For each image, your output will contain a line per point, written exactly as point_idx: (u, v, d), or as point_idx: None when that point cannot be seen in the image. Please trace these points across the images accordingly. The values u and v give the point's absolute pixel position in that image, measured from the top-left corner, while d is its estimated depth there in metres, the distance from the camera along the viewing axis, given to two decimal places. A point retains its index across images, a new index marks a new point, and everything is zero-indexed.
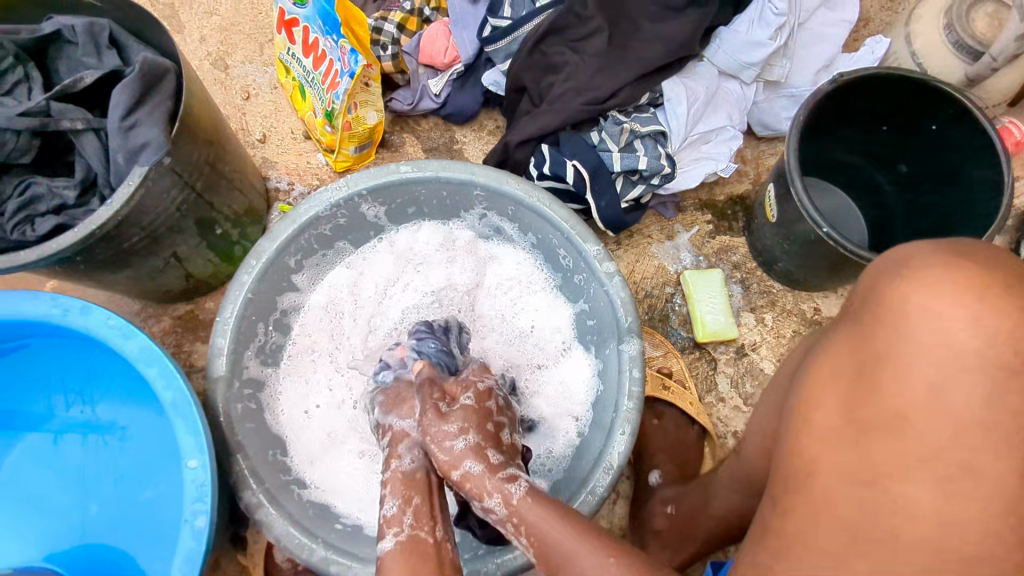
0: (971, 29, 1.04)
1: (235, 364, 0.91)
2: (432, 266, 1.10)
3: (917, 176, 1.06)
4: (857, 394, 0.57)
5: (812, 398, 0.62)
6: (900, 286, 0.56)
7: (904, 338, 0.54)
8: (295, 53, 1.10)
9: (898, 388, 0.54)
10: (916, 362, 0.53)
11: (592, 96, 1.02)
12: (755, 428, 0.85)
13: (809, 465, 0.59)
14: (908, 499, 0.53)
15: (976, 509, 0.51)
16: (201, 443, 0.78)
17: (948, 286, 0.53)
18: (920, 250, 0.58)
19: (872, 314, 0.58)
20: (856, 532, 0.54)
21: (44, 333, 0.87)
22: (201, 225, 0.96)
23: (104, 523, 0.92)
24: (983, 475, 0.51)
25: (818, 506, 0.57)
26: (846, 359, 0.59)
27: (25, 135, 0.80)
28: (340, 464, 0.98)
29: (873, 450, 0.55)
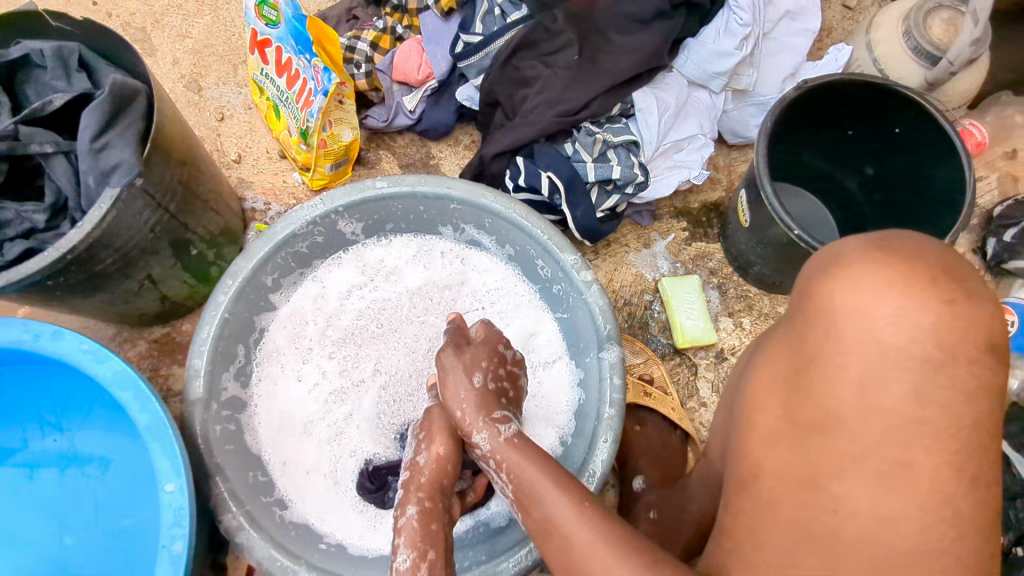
0: (928, 35, 1.07)
1: (212, 386, 0.91)
2: (410, 276, 1.10)
3: (883, 179, 1.09)
4: (795, 392, 0.58)
5: (755, 400, 0.63)
6: (829, 285, 0.56)
7: (835, 339, 0.55)
8: (268, 72, 1.10)
9: (833, 387, 0.54)
10: (849, 361, 0.54)
11: (564, 109, 1.04)
12: (715, 430, 0.82)
13: (754, 466, 0.60)
14: (845, 497, 0.54)
15: (913, 505, 0.52)
16: (177, 467, 0.77)
17: (873, 281, 0.54)
18: (849, 247, 0.58)
19: (804, 312, 0.58)
20: (805, 531, 0.55)
21: (17, 359, 0.86)
22: (175, 246, 0.96)
23: (81, 554, 0.90)
24: (915, 470, 0.52)
25: (762, 507, 0.59)
26: (784, 359, 0.60)
27: None
28: (321, 485, 0.97)
29: (815, 451, 0.56)
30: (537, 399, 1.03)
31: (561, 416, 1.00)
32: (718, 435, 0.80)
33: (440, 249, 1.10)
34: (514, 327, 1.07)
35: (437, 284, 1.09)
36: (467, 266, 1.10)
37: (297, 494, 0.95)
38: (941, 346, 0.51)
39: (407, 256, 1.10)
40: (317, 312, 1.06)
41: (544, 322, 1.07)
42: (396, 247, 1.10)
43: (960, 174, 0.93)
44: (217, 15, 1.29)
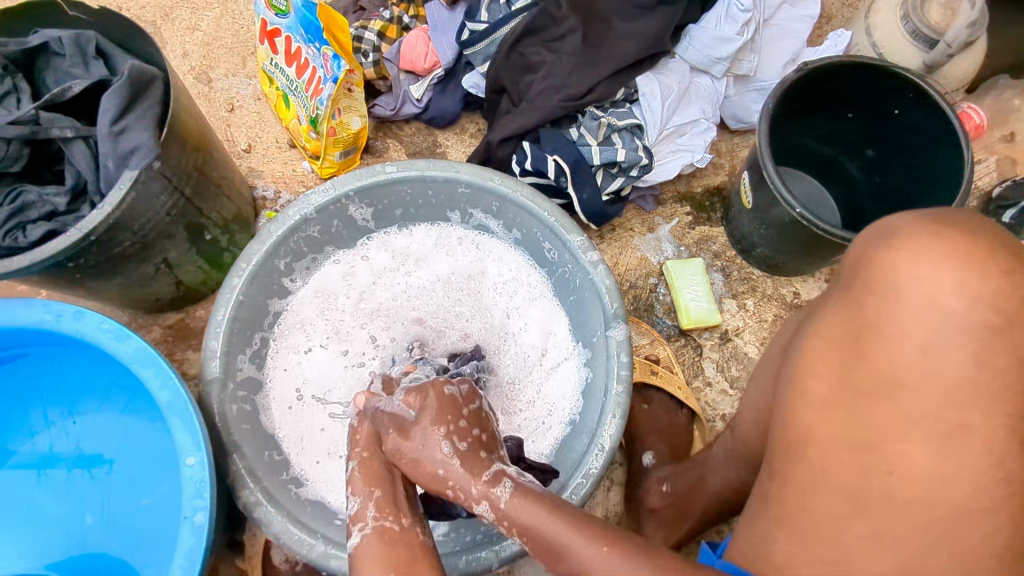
0: (926, 19, 1.08)
1: (228, 366, 0.93)
2: (428, 263, 1.13)
3: (884, 160, 1.11)
4: (850, 356, 0.59)
5: (806, 365, 0.63)
6: (888, 255, 0.59)
7: (897, 305, 0.57)
8: (278, 62, 1.13)
9: (891, 350, 0.56)
10: (908, 324, 0.56)
11: (570, 94, 1.05)
12: (749, 406, 0.82)
13: (804, 433, 0.61)
14: (901, 459, 0.55)
15: (967, 467, 0.54)
16: (198, 441, 0.79)
17: (931, 252, 0.56)
18: (904, 223, 0.60)
19: (861, 282, 0.60)
20: (855, 495, 0.57)
21: (40, 341, 0.88)
22: (190, 230, 0.98)
23: (103, 532, 0.92)
24: (972, 431, 0.54)
25: (814, 475, 0.59)
26: (839, 324, 0.61)
27: (15, 143, 0.82)
28: (339, 467, 0.99)
29: (867, 413, 0.57)
30: (549, 387, 1.05)
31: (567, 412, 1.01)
32: (750, 404, 0.81)
33: (460, 238, 1.13)
34: (529, 314, 1.10)
35: (458, 270, 1.13)
36: (485, 254, 1.13)
37: (312, 472, 0.98)
38: (1000, 312, 0.54)
39: (428, 245, 1.13)
40: (337, 296, 1.10)
41: (557, 308, 1.09)
42: (416, 235, 1.13)
43: (959, 152, 0.95)
44: (225, 8, 1.31)
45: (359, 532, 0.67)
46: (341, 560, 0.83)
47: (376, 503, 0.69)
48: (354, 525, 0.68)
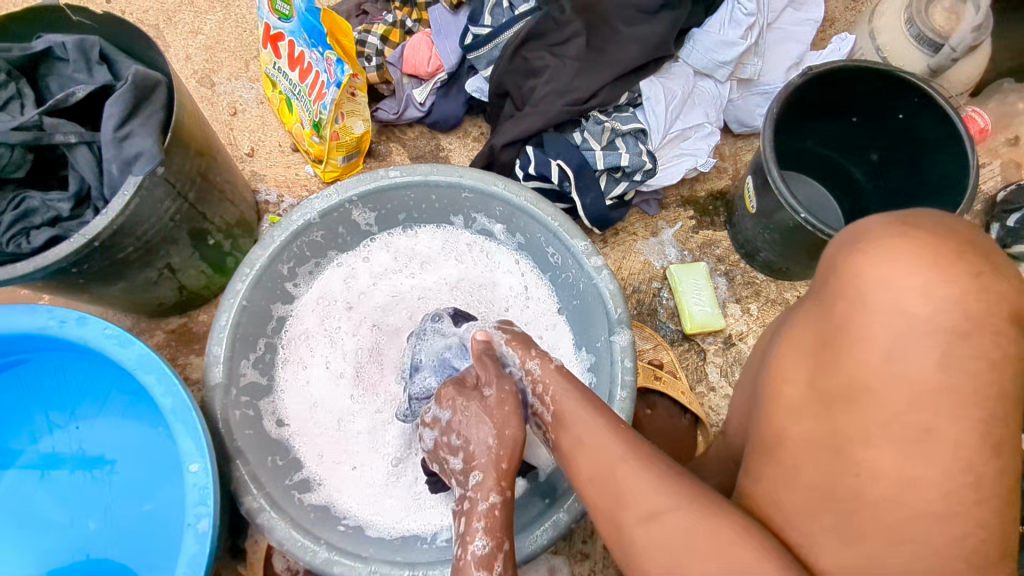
0: (931, 23, 1.08)
1: (231, 372, 0.93)
2: (434, 267, 1.13)
3: (889, 164, 1.10)
4: (823, 363, 0.57)
5: (781, 372, 0.62)
6: (856, 259, 0.56)
7: (865, 311, 0.55)
8: (281, 67, 1.13)
9: (860, 355, 0.55)
10: (876, 330, 0.54)
11: (573, 98, 1.05)
12: (735, 408, 0.82)
13: (778, 434, 0.60)
14: (870, 463, 0.54)
15: (936, 469, 0.51)
16: (202, 448, 0.79)
17: (898, 255, 0.54)
18: (873, 225, 0.58)
19: (832, 287, 0.58)
20: (829, 494, 0.55)
21: (42, 346, 0.88)
22: (194, 235, 0.97)
23: (105, 537, 0.92)
24: (939, 436, 0.52)
25: (788, 475, 0.59)
26: (811, 331, 0.60)
27: (19, 149, 0.81)
28: (344, 476, 0.99)
29: (838, 416, 0.56)
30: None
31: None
32: (736, 406, 0.82)
33: (467, 243, 1.13)
34: (535, 322, 1.09)
35: (467, 275, 1.13)
36: (493, 259, 1.13)
37: (318, 476, 0.98)
38: (969, 317, 0.52)
39: (436, 249, 1.14)
40: (340, 300, 1.09)
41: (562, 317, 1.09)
42: (422, 238, 1.13)
43: (963, 157, 0.95)
44: (228, 12, 1.31)
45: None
46: (345, 567, 0.83)
47: (504, 557, 0.65)
48: (478, 572, 0.64)
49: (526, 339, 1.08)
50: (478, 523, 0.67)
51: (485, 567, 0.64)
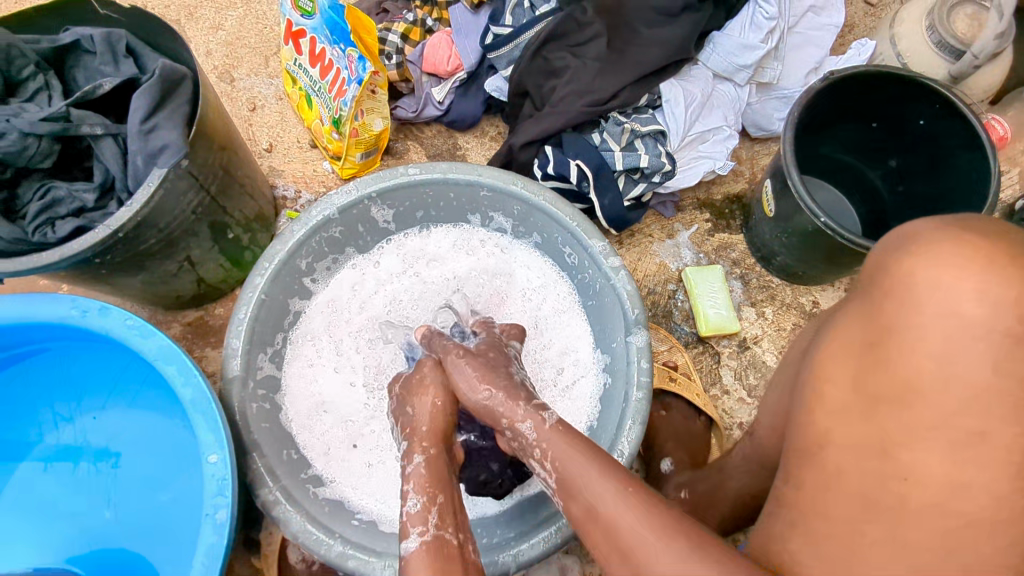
0: (952, 29, 1.09)
1: (249, 365, 0.93)
2: (447, 266, 1.13)
3: (907, 170, 1.10)
4: (868, 363, 0.58)
5: (824, 371, 0.63)
6: (908, 260, 0.58)
7: (917, 311, 0.56)
8: (302, 63, 1.14)
9: (909, 354, 0.56)
10: (927, 329, 0.55)
11: (593, 99, 1.05)
12: (767, 412, 0.81)
13: (821, 436, 0.61)
14: (917, 465, 0.54)
15: (984, 474, 0.53)
16: (220, 439, 0.79)
17: (949, 258, 0.57)
18: (921, 227, 0.61)
19: (881, 287, 0.60)
20: (870, 501, 0.56)
21: (65, 335, 0.89)
22: (213, 229, 0.98)
23: (122, 526, 0.93)
24: (991, 439, 0.53)
25: (829, 479, 0.59)
26: (857, 330, 0.61)
27: (46, 140, 0.82)
28: (355, 476, 0.99)
29: (885, 418, 0.56)
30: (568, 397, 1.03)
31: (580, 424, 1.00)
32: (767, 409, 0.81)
33: (482, 240, 1.13)
34: (549, 326, 1.09)
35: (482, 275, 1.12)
36: (508, 260, 1.12)
37: (331, 472, 0.98)
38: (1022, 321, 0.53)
39: (450, 248, 1.13)
40: (351, 298, 1.10)
41: (579, 322, 1.08)
42: (436, 237, 1.13)
43: (984, 162, 0.95)
44: (249, 8, 1.32)
45: (417, 541, 0.64)
46: (358, 561, 0.83)
47: (438, 510, 0.67)
48: (413, 529, 0.65)
49: (539, 344, 1.08)
50: (407, 485, 0.69)
51: (418, 522, 0.65)
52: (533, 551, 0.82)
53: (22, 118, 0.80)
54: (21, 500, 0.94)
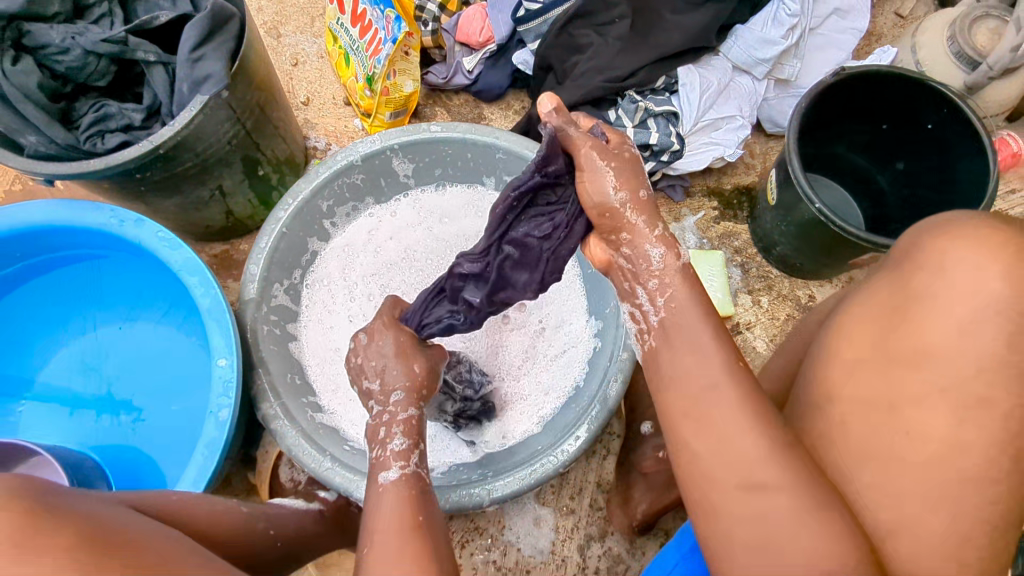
0: (972, 41, 1.12)
1: (264, 290, 1.00)
2: (457, 223, 1.18)
3: (913, 173, 1.12)
4: (888, 328, 0.59)
5: (841, 334, 0.63)
6: (942, 238, 0.57)
7: (944, 284, 0.56)
8: (344, 22, 1.21)
9: (928, 325, 0.56)
10: (947, 303, 0.55)
11: (612, 75, 1.11)
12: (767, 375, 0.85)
13: (830, 390, 0.62)
14: (919, 423, 0.55)
15: (984, 438, 0.53)
16: (230, 345, 0.87)
17: (982, 237, 0.55)
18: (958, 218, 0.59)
19: (912, 259, 0.59)
20: (868, 453, 0.57)
21: (103, 243, 0.97)
22: (246, 163, 1.05)
23: (135, 425, 1.00)
24: (993, 406, 0.53)
25: (834, 431, 0.60)
26: (882, 296, 0.61)
27: (104, 60, 0.91)
28: (353, 411, 1.05)
29: (893, 377, 0.57)
30: (540, 378, 1.05)
31: (544, 409, 1.02)
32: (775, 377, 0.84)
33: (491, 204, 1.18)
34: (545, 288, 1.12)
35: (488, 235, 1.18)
36: None
37: (334, 402, 1.05)
38: None
39: (463, 206, 1.19)
40: (365, 244, 1.16)
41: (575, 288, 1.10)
42: (450, 195, 1.19)
43: (984, 168, 0.98)
44: None
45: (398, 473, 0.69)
46: (344, 479, 0.89)
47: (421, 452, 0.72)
48: (395, 463, 0.70)
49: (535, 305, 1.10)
50: (396, 428, 0.73)
51: (402, 459, 0.70)
52: (506, 489, 0.88)
53: (86, 37, 0.89)
54: (47, 393, 1.02)
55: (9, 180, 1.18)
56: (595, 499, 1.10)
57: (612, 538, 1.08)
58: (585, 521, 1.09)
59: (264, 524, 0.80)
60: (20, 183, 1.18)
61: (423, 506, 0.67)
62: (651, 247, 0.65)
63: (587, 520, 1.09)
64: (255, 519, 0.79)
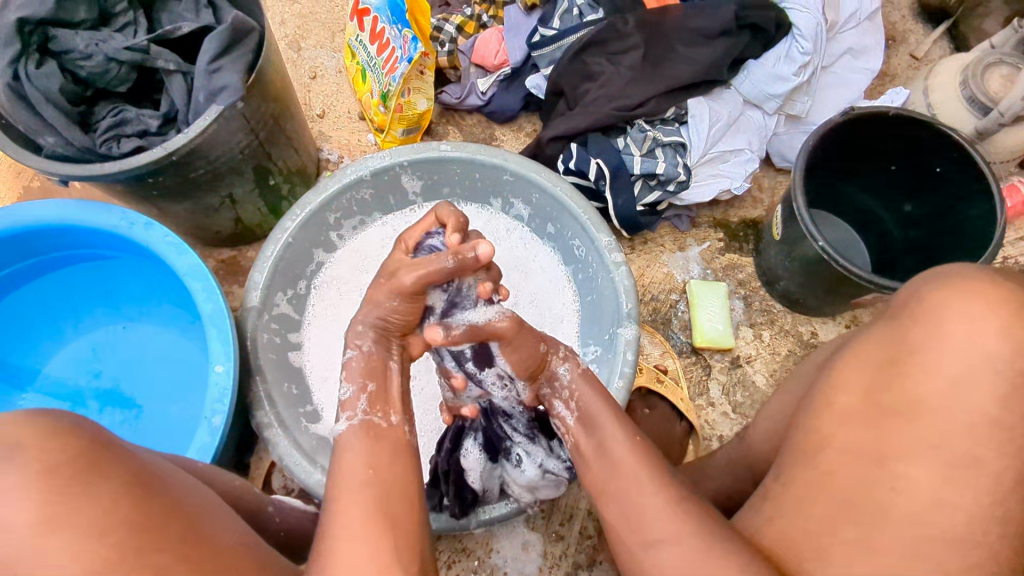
0: (984, 87, 1.12)
1: (266, 299, 1.01)
2: None
3: (920, 216, 1.12)
4: (882, 377, 0.59)
5: (837, 382, 0.62)
6: (938, 292, 0.59)
7: (939, 336, 0.56)
8: (362, 39, 1.24)
9: (923, 377, 0.56)
10: (943, 357, 0.56)
11: (623, 104, 1.12)
12: (766, 413, 0.83)
13: (821, 441, 0.61)
14: (907, 478, 0.55)
15: (970, 497, 0.53)
16: (228, 352, 0.88)
17: (979, 292, 0.57)
18: (974, 275, 0.59)
19: (909, 312, 0.60)
20: (853, 504, 0.56)
21: (115, 244, 0.98)
22: (257, 173, 1.07)
23: (126, 425, 1.00)
24: (983, 467, 0.53)
25: (819, 480, 0.59)
26: (878, 347, 0.61)
27: (126, 67, 0.94)
28: None
29: (887, 431, 0.57)
30: None
31: None
32: (767, 414, 0.82)
33: (507, 228, 1.18)
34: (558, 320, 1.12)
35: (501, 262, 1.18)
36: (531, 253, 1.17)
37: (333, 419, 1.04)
38: None
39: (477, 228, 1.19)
40: (376, 256, 1.16)
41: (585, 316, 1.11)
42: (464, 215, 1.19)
43: (993, 213, 0.97)
44: None
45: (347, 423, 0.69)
46: None
47: (369, 396, 0.71)
48: (344, 413, 0.69)
49: None
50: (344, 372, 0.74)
51: (349, 405, 0.70)
52: (496, 512, 0.86)
53: (110, 44, 0.92)
54: (45, 388, 1.03)
55: (28, 177, 1.21)
56: (585, 526, 1.09)
57: (599, 567, 1.07)
58: (573, 549, 1.08)
59: (267, 504, 0.82)
60: (39, 178, 1.21)
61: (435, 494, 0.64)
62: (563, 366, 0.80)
63: (575, 544, 1.08)
64: (264, 501, 0.82)
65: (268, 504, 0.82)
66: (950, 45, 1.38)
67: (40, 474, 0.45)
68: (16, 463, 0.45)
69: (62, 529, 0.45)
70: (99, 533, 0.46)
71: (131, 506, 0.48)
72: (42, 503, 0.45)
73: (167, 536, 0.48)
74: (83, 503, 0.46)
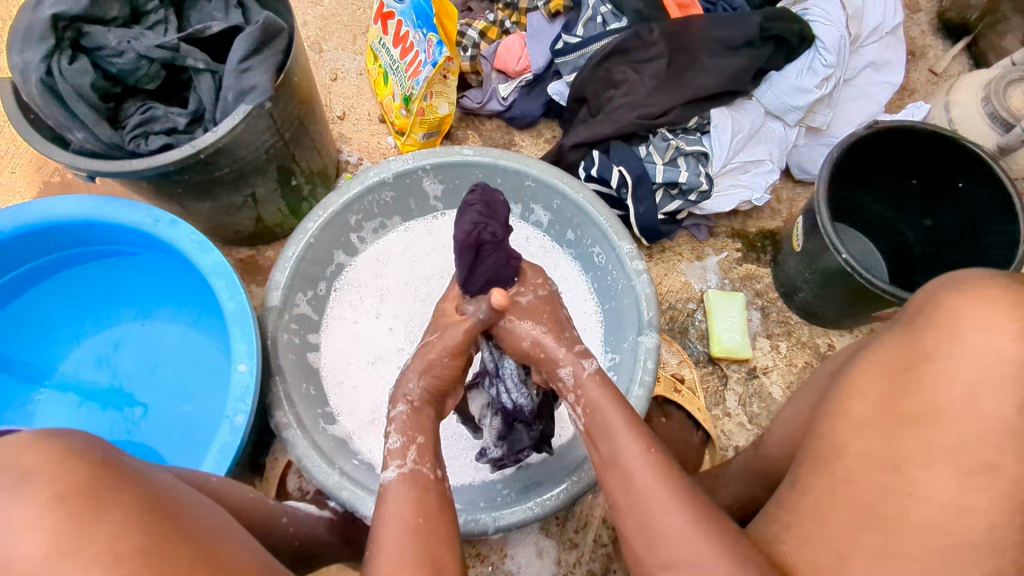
0: (1007, 103, 1.12)
1: (287, 299, 1.00)
2: None
3: (941, 231, 1.12)
4: (899, 385, 0.57)
5: (850, 390, 0.61)
6: (956, 299, 0.56)
7: (956, 342, 0.54)
8: (386, 42, 1.24)
9: (938, 383, 0.54)
10: (959, 363, 0.54)
11: (647, 112, 1.13)
12: (782, 421, 0.82)
13: (837, 447, 0.60)
14: (924, 484, 0.53)
15: (986, 501, 0.51)
16: (251, 351, 0.88)
17: (1001, 300, 0.54)
18: (998, 281, 0.57)
19: (924, 318, 0.58)
20: (870, 511, 0.55)
21: (139, 240, 0.99)
22: (281, 173, 1.07)
23: (145, 422, 1.00)
24: (1002, 473, 0.51)
25: (836, 487, 0.58)
26: (895, 353, 0.59)
27: (155, 65, 0.94)
28: (373, 436, 1.03)
29: (902, 438, 0.55)
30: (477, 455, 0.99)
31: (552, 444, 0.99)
32: (783, 422, 0.82)
33: (527, 236, 1.18)
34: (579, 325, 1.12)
35: None
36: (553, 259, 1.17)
37: (352, 422, 1.04)
38: None
39: None
40: (398, 258, 1.17)
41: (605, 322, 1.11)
42: None
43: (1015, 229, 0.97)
44: None
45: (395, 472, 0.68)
46: (352, 493, 0.86)
47: (417, 448, 0.71)
48: (391, 461, 0.69)
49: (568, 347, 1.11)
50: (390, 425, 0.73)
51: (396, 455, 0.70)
52: (513, 517, 0.84)
53: (141, 41, 0.92)
54: (64, 383, 1.02)
55: (48, 172, 1.21)
56: (600, 534, 1.09)
57: None
58: (588, 556, 1.07)
59: (281, 514, 0.83)
60: (60, 174, 1.21)
61: (426, 510, 0.65)
62: (565, 368, 0.76)
63: (589, 550, 1.08)
64: (279, 512, 0.82)
65: (282, 514, 0.83)
66: (969, 61, 1.39)
67: (56, 494, 0.44)
68: (29, 489, 0.44)
69: (86, 536, 0.43)
70: (112, 560, 0.43)
71: (143, 533, 0.46)
72: (64, 515, 0.43)
73: (186, 550, 0.47)
74: (100, 509, 0.45)
